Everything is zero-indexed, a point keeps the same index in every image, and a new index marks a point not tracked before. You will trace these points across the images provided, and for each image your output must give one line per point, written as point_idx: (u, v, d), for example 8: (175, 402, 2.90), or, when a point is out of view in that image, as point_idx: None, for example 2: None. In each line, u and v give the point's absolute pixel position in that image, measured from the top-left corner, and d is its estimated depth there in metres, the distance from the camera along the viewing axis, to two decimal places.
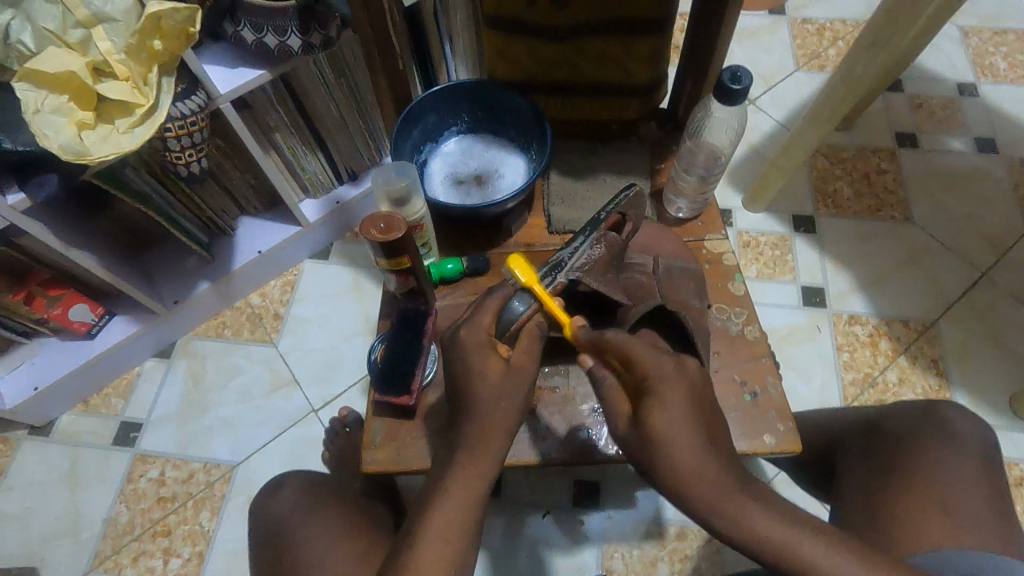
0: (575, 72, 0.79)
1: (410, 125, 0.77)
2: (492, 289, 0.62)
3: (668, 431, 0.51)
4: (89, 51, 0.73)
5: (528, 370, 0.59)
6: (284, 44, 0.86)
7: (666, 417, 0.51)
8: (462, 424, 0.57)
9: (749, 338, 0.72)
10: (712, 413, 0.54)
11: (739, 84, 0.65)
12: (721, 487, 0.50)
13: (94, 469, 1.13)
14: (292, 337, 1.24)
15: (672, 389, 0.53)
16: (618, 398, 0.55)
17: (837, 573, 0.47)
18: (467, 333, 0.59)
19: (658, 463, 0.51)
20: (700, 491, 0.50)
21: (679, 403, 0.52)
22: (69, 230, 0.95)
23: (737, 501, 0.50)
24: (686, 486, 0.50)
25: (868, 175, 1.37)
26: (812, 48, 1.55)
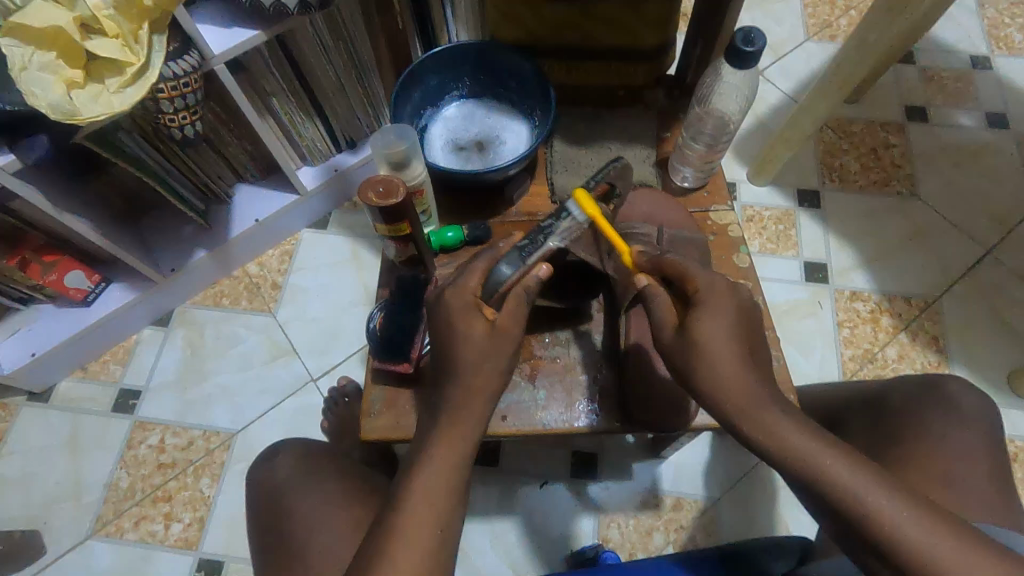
0: (581, 35, 0.76)
1: (409, 88, 0.75)
2: (481, 253, 0.63)
3: (710, 337, 0.53)
4: (76, 6, 0.70)
5: (512, 333, 0.58)
6: (279, 3, 0.83)
7: (707, 322, 0.54)
8: (451, 388, 0.57)
9: None
10: (754, 335, 0.56)
11: (752, 46, 0.63)
12: (750, 395, 0.52)
13: (94, 435, 1.14)
14: (290, 306, 1.23)
15: (721, 303, 0.55)
16: (667, 310, 0.57)
17: (855, 489, 0.47)
18: (454, 293, 0.60)
19: (695, 368, 0.54)
20: (730, 396, 0.52)
21: (723, 314, 0.54)
22: (62, 194, 0.93)
23: (763, 406, 0.51)
24: (720, 392, 0.52)
25: (876, 149, 1.35)
26: (823, 17, 1.50)
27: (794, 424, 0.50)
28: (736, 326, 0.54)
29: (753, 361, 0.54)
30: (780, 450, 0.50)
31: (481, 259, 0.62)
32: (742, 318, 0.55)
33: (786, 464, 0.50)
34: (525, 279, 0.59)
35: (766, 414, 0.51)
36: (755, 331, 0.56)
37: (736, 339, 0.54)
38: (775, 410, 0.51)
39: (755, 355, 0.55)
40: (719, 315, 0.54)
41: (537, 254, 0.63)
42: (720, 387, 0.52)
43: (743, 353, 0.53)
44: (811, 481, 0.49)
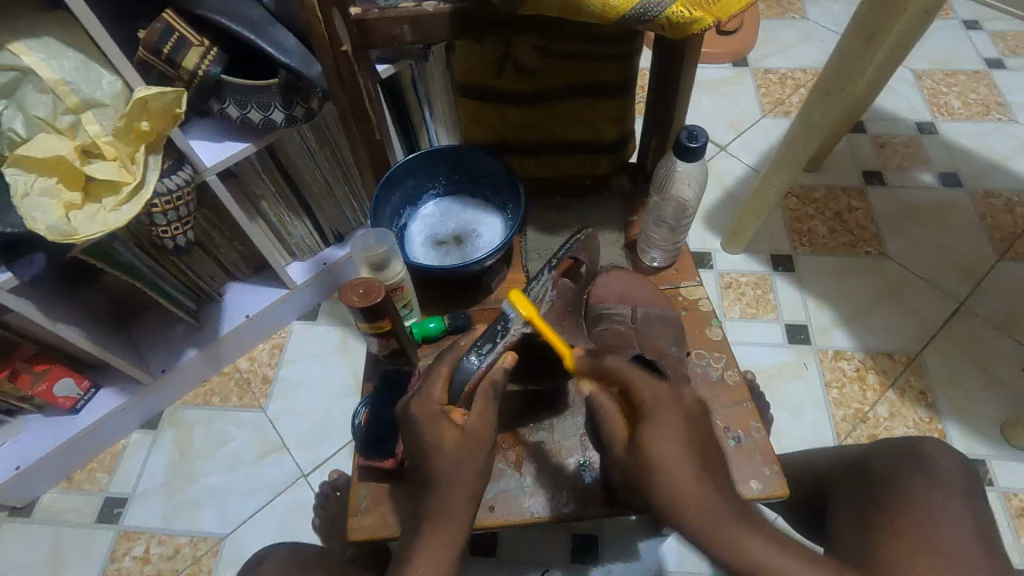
0: (546, 133, 0.82)
1: (389, 190, 0.80)
2: (442, 355, 0.64)
3: (660, 448, 0.56)
4: (78, 135, 0.76)
5: (481, 431, 0.60)
6: (268, 118, 0.89)
7: (658, 435, 0.56)
8: (435, 494, 0.59)
9: (730, 383, 0.72)
10: (705, 443, 0.58)
11: (696, 142, 0.69)
12: (711, 510, 0.53)
13: (77, 549, 1.10)
14: (280, 401, 1.23)
15: (667, 415, 0.58)
16: (617, 425, 0.61)
17: None
18: (421, 404, 0.61)
19: (652, 481, 0.56)
20: (693, 511, 0.53)
21: (674, 424, 0.57)
22: (56, 306, 0.95)
23: (731, 525, 0.53)
24: (680, 503, 0.54)
25: (840, 213, 1.41)
26: (776, 96, 1.62)
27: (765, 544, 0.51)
28: (683, 433, 0.57)
29: (712, 473, 0.56)
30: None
31: (443, 361, 0.63)
32: (692, 427, 0.58)
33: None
34: (490, 374, 0.61)
35: (739, 538, 0.52)
36: (706, 435, 0.58)
37: (687, 450, 0.56)
38: (742, 529, 0.52)
39: (711, 465, 0.57)
40: (668, 429, 0.56)
41: (504, 343, 0.63)
42: (680, 501, 0.54)
43: (698, 464, 0.56)
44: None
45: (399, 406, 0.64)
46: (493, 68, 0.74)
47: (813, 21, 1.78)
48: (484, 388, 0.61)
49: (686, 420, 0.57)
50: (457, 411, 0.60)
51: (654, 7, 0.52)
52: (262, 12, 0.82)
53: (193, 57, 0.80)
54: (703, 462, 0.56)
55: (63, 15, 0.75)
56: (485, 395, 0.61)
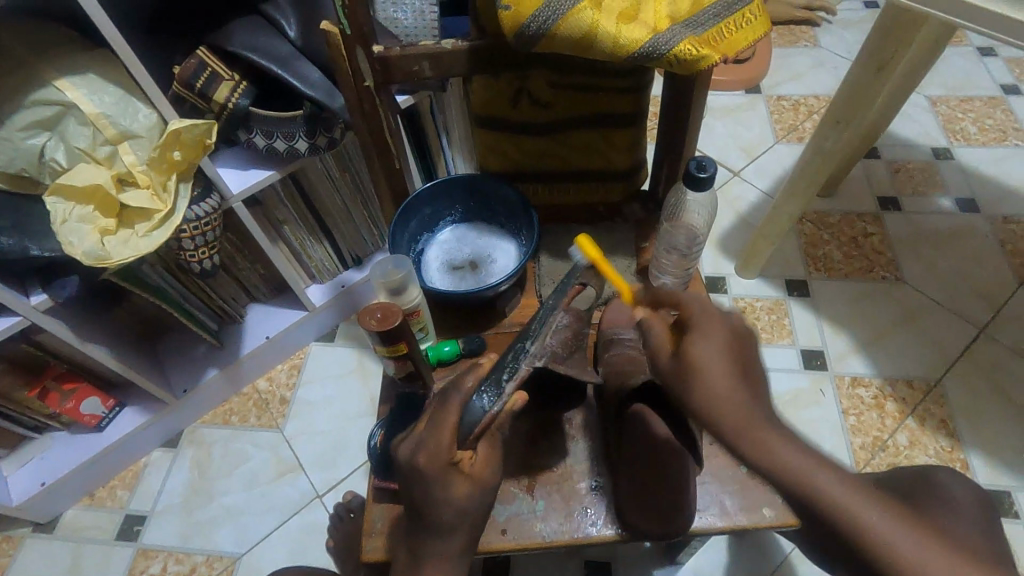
0: (560, 161, 0.84)
1: (406, 218, 0.81)
2: (446, 396, 0.59)
3: (705, 355, 0.56)
4: (115, 164, 0.80)
5: (484, 479, 0.60)
6: (292, 147, 0.93)
7: (705, 342, 0.57)
8: (439, 543, 0.60)
9: None
10: (747, 355, 0.59)
11: (706, 172, 0.69)
12: (750, 414, 0.54)
13: (97, 566, 1.12)
14: (298, 422, 1.25)
15: (711, 328, 0.58)
16: (662, 336, 0.61)
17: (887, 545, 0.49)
18: (428, 453, 0.57)
19: (692, 385, 0.56)
20: (726, 409, 0.54)
21: (721, 337, 0.57)
22: (86, 326, 0.99)
23: (758, 427, 0.53)
24: (716, 410, 0.54)
25: (855, 238, 1.41)
26: (790, 122, 1.64)
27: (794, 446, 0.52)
28: (719, 339, 0.57)
29: (750, 382, 0.56)
30: (829, 505, 0.51)
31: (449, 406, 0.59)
32: (737, 343, 0.59)
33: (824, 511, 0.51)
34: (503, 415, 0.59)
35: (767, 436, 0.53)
36: (748, 351, 0.59)
37: (731, 358, 0.57)
38: (770, 428, 0.53)
39: (752, 376, 0.57)
40: (711, 336, 0.57)
41: (513, 381, 0.62)
42: (721, 408, 0.54)
43: (738, 372, 0.56)
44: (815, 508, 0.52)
45: (402, 455, 0.59)
46: (509, 101, 0.77)
47: (825, 49, 1.80)
48: (491, 434, 0.61)
49: (732, 337, 0.58)
50: (466, 458, 0.58)
51: (662, 46, 0.54)
52: (290, 48, 0.86)
53: (224, 91, 0.84)
54: (744, 373, 0.56)
55: (105, 53, 0.80)
56: (489, 439, 0.61)
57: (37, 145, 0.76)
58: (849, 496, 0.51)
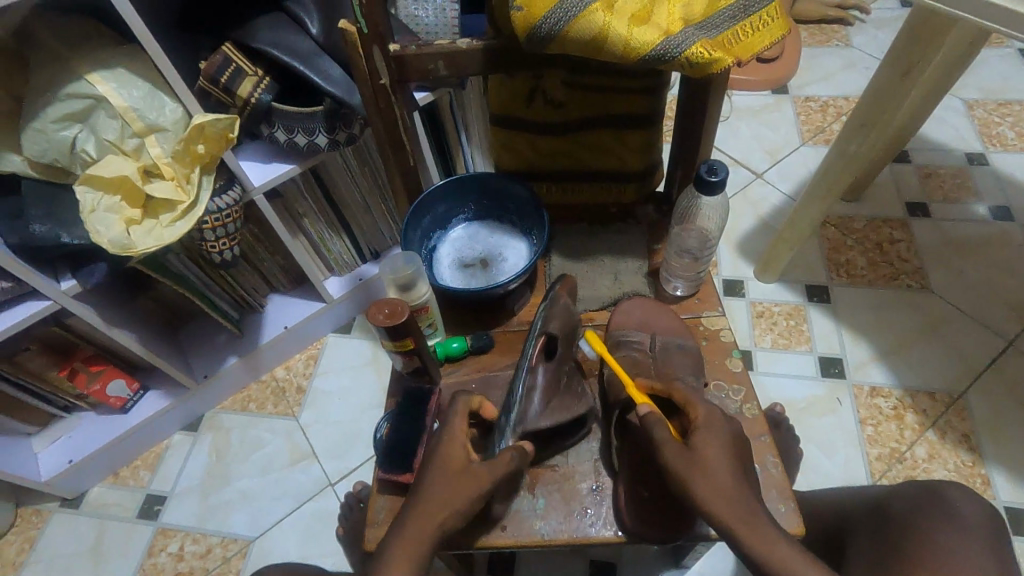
0: (575, 162, 0.84)
1: (419, 214, 0.82)
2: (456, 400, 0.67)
3: (710, 454, 0.59)
4: (142, 157, 0.83)
5: (489, 479, 0.61)
6: (312, 142, 0.95)
7: (711, 442, 0.60)
8: (416, 525, 0.59)
9: (749, 417, 0.71)
10: (745, 460, 0.61)
11: (717, 175, 0.69)
12: (745, 508, 0.57)
13: (119, 542, 1.16)
14: (313, 410, 1.27)
15: (716, 431, 0.61)
16: (664, 429, 0.63)
17: None
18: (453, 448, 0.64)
19: (694, 480, 0.58)
20: (730, 508, 0.56)
21: (722, 437, 0.61)
22: (112, 312, 1.03)
23: (758, 526, 0.56)
24: (717, 504, 0.57)
25: (880, 245, 1.38)
26: (817, 124, 1.61)
27: (790, 547, 0.55)
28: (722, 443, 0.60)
29: (749, 481, 0.59)
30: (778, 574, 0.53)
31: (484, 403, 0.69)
32: (738, 444, 0.62)
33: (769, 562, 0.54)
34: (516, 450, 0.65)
35: (766, 535, 0.55)
36: (748, 456, 0.62)
37: (734, 464, 0.60)
38: (776, 537, 0.55)
39: (749, 477, 0.60)
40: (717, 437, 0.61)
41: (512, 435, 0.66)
42: (722, 497, 0.57)
43: (739, 469, 0.59)
44: None
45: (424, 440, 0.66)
46: (524, 100, 0.77)
47: (857, 49, 1.76)
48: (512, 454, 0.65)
49: (732, 435, 0.62)
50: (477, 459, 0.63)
51: (673, 48, 0.53)
52: (311, 44, 0.87)
53: (247, 86, 0.86)
54: (743, 471, 0.60)
55: (134, 47, 0.82)
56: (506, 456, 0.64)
57: (69, 137, 0.79)
58: None
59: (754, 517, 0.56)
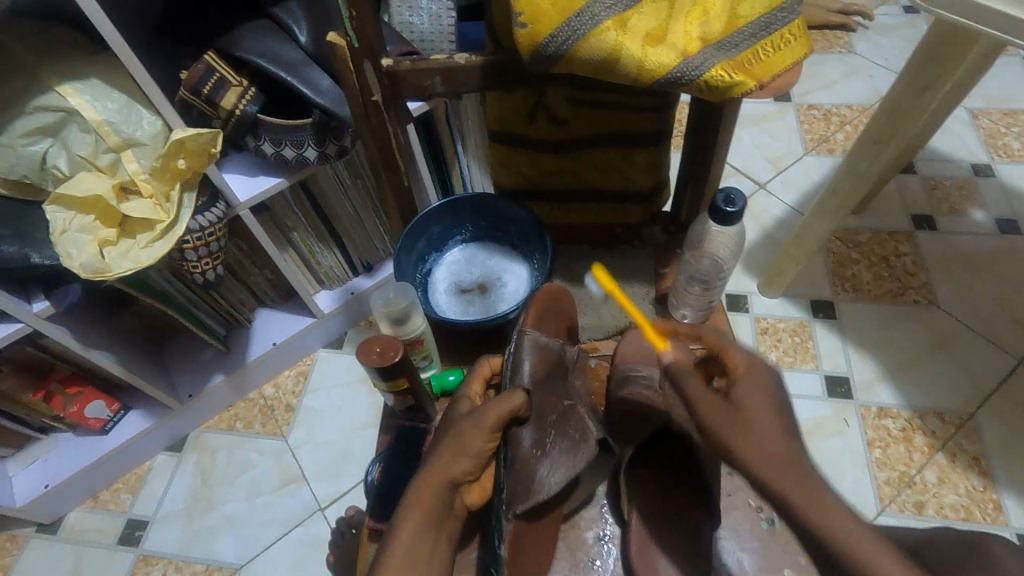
0: (578, 180, 0.80)
1: (414, 237, 0.78)
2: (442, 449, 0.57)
3: (746, 398, 0.54)
4: (118, 172, 0.79)
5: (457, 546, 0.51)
6: (301, 155, 0.90)
7: (748, 350, 0.58)
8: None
9: None
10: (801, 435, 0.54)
11: (734, 205, 0.65)
12: (789, 460, 0.49)
13: (98, 570, 1.11)
14: (302, 430, 1.23)
15: (750, 382, 0.57)
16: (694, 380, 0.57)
17: None
18: (416, 515, 0.50)
19: (728, 434, 0.52)
20: (772, 459, 0.49)
21: (767, 388, 0.56)
22: (89, 332, 0.98)
23: (802, 472, 0.48)
24: (756, 452, 0.50)
25: (886, 259, 1.35)
26: (819, 133, 1.57)
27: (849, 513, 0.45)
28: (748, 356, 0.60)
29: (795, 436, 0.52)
30: (837, 549, 0.44)
31: (453, 432, 0.56)
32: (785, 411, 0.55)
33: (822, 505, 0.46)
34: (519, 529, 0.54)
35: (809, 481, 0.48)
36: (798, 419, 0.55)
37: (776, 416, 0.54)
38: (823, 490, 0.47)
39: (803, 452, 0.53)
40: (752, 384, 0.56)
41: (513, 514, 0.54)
42: (760, 447, 0.51)
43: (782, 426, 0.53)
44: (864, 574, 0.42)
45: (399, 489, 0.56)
46: (525, 116, 0.73)
47: (860, 56, 1.73)
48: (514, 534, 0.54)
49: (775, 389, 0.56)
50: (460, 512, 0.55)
51: (692, 71, 0.50)
52: (300, 53, 0.83)
53: (232, 97, 0.81)
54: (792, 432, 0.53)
55: (109, 56, 0.77)
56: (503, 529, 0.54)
57: (40, 152, 0.74)
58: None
59: (809, 477, 0.48)
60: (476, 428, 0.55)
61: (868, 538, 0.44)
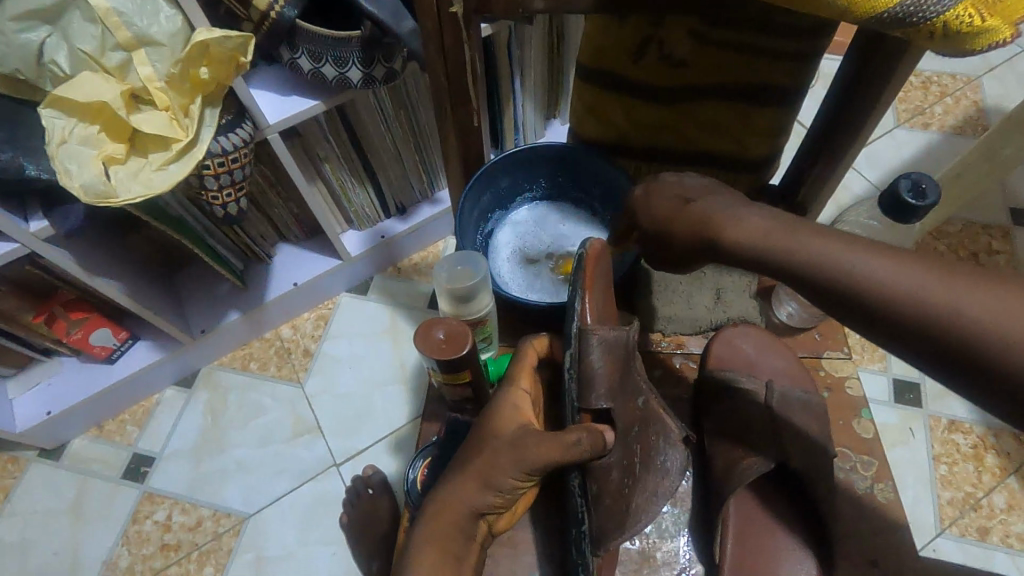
0: (678, 138, 0.66)
1: (480, 189, 0.68)
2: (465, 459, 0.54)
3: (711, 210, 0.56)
4: (128, 77, 0.65)
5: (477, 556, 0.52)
6: (344, 75, 0.75)
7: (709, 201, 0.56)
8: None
9: (882, 499, 0.65)
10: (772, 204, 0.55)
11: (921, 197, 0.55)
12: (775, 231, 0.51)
13: (101, 503, 1.06)
14: (320, 378, 1.14)
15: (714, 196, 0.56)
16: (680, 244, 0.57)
17: (953, 304, 0.41)
18: (438, 540, 0.50)
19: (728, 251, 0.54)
20: (764, 239, 0.51)
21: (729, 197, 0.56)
22: (93, 255, 0.87)
23: (792, 232, 0.50)
24: (756, 249, 0.52)
25: (977, 255, 1.20)
26: (916, 103, 1.38)
27: (836, 243, 0.48)
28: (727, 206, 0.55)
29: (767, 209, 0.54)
30: (832, 274, 0.47)
31: (477, 457, 0.52)
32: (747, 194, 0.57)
33: (902, 316, 0.43)
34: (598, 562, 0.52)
35: (799, 244, 0.49)
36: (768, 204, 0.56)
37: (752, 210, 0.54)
38: (807, 236, 0.50)
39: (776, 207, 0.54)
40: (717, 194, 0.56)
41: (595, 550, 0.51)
42: (756, 239, 0.52)
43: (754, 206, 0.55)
44: (872, 305, 0.45)
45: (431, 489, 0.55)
46: (631, 52, 0.59)
47: None
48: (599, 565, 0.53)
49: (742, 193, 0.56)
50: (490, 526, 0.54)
51: (930, 6, 0.36)
52: None
53: None
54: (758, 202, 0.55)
55: None
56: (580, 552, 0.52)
57: (35, 41, 0.61)
58: (899, 279, 0.44)
59: (803, 244, 0.49)
60: (512, 467, 0.50)
61: (955, 279, 0.42)
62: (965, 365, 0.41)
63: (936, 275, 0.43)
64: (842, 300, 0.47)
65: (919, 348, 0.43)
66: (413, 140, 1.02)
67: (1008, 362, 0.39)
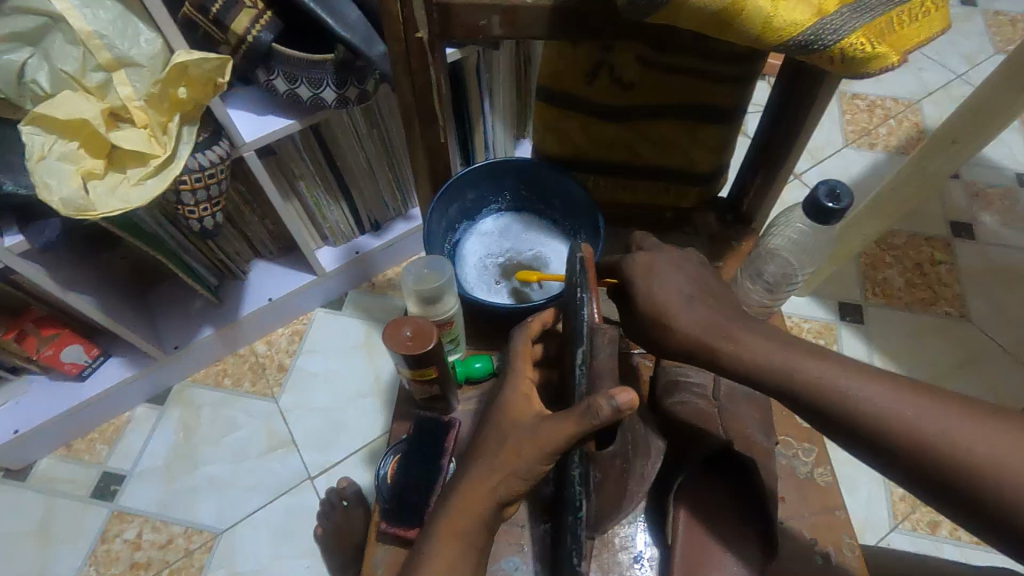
0: (631, 155, 0.71)
1: (448, 202, 0.72)
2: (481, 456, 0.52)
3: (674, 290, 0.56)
4: (107, 96, 0.68)
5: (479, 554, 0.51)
6: (318, 96, 0.79)
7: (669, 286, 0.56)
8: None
9: (822, 484, 0.67)
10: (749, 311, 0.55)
11: (837, 202, 0.58)
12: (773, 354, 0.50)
13: (69, 523, 1.05)
14: (294, 393, 1.15)
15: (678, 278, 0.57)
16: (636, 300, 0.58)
17: (964, 450, 0.41)
18: (451, 535, 0.49)
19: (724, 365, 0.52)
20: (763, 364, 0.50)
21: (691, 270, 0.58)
22: (67, 271, 0.88)
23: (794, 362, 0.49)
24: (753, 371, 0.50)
25: (921, 265, 1.28)
26: (862, 125, 1.48)
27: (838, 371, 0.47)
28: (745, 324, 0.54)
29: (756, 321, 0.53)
30: (838, 405, 0.46)
31: (501, 449, 0.51)
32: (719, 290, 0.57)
33: (907, 452, 0.43)
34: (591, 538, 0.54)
35: (800, 368, 0.49)
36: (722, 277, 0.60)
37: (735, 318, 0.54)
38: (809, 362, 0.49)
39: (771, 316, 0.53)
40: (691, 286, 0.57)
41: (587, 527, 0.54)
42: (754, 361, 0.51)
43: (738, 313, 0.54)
44: (880, 437, 0.44)
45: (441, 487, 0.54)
46: (585, 76, 0.64)
47: None
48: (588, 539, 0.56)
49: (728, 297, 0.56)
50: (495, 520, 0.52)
51: (828, 35, 0.41)
52: None
53: (244, 20, 0.70)
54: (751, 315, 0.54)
55: None
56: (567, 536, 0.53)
57: (17, 62, 0.64)
58: (907, 414, 0.44)
59: (804, 371, 0.48)
60: (537, 454, 0.49)
61: (980, 425, 0.42)
62: (952, 494, 0.42)
63: (932, 405, 0.43)
64: (852, 434, 0.46)
65: (926, 485, 0.43)
66: (386, 159, 1.06)
67: (1001, 496, 0.39)
